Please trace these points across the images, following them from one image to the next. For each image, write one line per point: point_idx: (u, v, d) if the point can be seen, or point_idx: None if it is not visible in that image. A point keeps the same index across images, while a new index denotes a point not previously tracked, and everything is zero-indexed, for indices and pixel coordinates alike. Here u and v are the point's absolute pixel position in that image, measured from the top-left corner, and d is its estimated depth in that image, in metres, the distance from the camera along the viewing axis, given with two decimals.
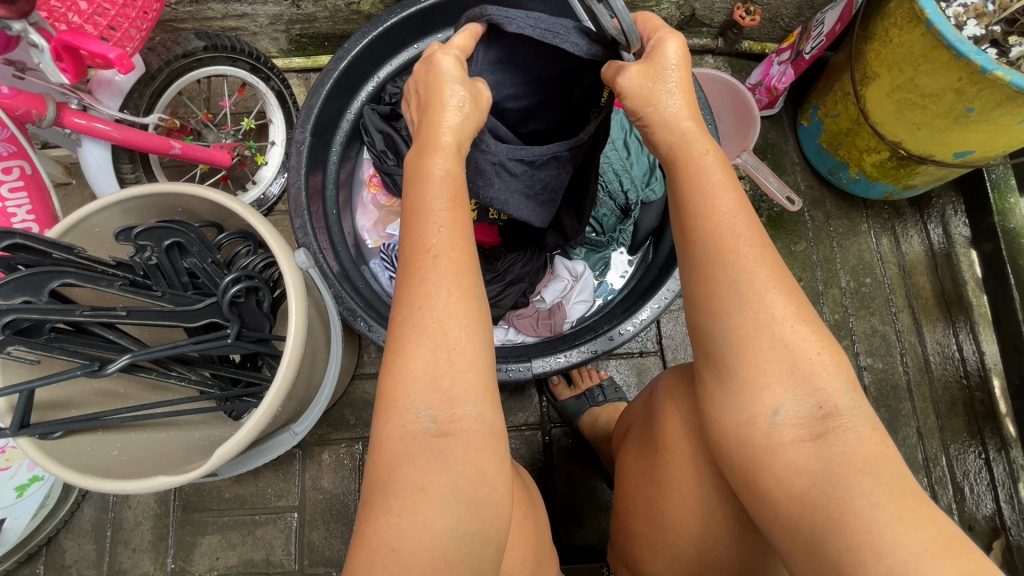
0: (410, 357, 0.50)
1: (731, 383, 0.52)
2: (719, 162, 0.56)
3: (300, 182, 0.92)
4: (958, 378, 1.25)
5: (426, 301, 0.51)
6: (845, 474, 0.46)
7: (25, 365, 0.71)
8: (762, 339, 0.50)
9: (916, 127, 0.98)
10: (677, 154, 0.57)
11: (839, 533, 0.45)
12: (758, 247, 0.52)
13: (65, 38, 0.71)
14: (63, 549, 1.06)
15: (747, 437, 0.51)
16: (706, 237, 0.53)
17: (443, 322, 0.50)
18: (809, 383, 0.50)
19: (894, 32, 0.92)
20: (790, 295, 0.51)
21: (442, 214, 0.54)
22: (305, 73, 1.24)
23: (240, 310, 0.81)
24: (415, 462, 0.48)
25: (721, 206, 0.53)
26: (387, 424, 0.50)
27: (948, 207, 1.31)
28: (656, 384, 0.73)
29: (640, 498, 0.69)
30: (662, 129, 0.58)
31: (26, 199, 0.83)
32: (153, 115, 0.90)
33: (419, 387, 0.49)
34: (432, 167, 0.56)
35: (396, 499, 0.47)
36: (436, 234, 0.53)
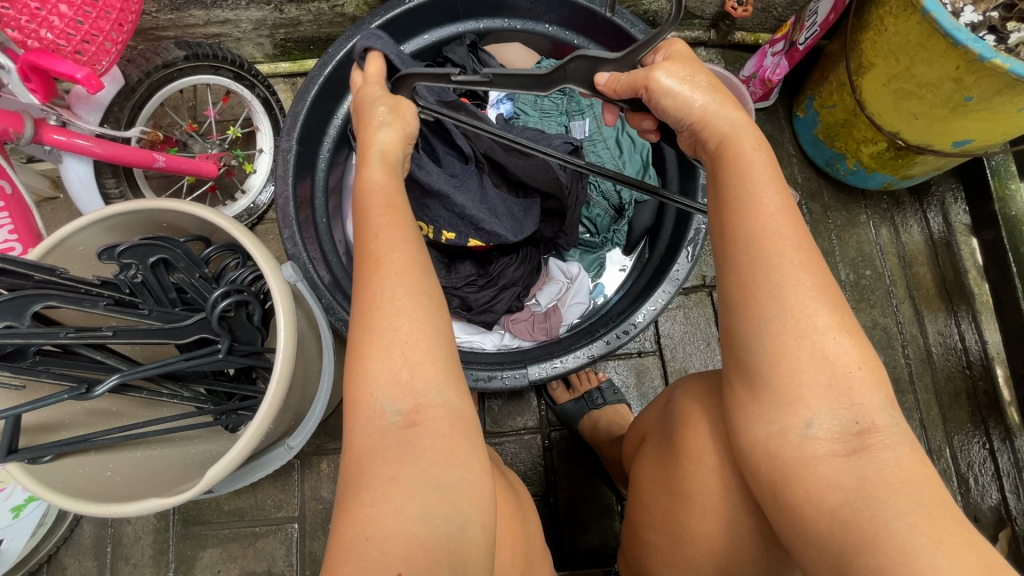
0: (372, 357, 0.49)
1: (763, 393, 0.51)
2: (767, 158, 0.54)
3: (287, 193, 0.91)
4: (961, 368, 1.24)
5: (379, 303, 0.50)
6: (882, 492, 0.45)
7: (12, 390, 0.69)
8: (800, 351, 0.49)
9: (914, 117, 0.96)
10: (729, 151, 0.55)
11: (871, 553, 0.44)
12: (802, 249, 0.50)
13: (31, 58, 0.71)
14: (63, 567, 1.05)
15: (777, 449, 0.50)
16: (750, 239, 0.51)
17: (398, 319, 0.50)
18: (845, 398, 0.48)
19: (889, 20, 0.90)
20: (834, 306, 0.50)
21: (380, 220, 0.55)
22: (291, 78, 1.22)
23: (231, 323, 0.80)
24: (388, 454, 0.47)
25: (769, 207, 0.51)
26: (359, 423, 0.49)
27: (949, 195, 1.29)
28: (674, 392, 0.73)
29: (655, 509, 0.68)
30: (716, 120, 0.57)
31: (7, 219, 0.82)
32: (135, 128, 0.89)
33: (381, 381, 0.49)
34: (367, 179, 0.58)
35: (370, 491, 0.46)
36: (376, 240, 0.53)
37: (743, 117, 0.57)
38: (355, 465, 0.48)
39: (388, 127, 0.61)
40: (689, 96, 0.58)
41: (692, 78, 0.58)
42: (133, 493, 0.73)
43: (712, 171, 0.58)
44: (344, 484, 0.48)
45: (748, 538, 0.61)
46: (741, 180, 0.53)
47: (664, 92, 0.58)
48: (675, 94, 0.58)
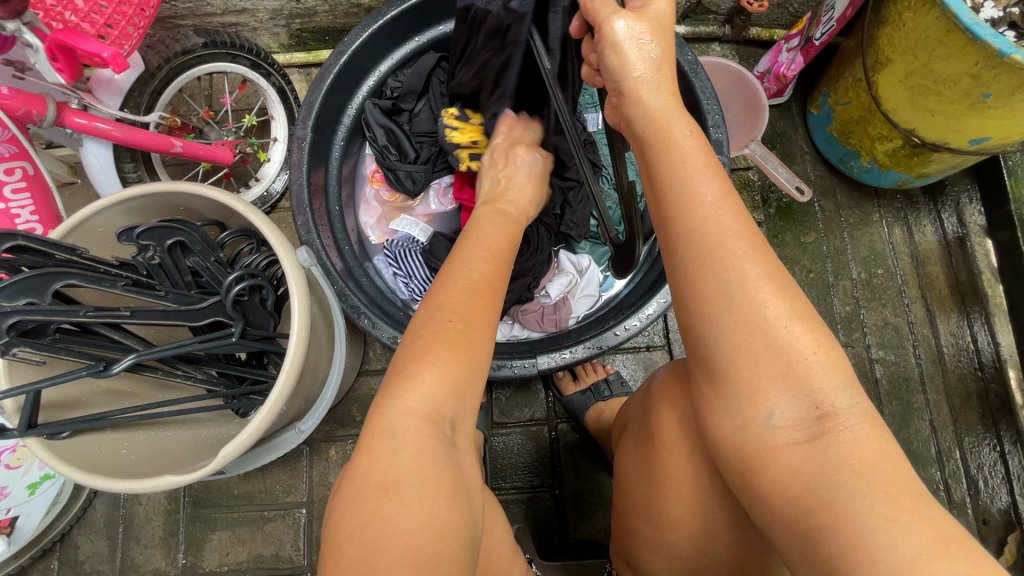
0: (433, 351, 0.53)
1: (725, 390, 0.52)
2: (700, 143, 0.56)
3: (301, 180, 0.91)
4: (972, 370, 1.23)
5: (454, 302, 0.58)
6: (838, 476, 0.45)
7: (33, 366, 0.71)
8: (754, 343, 0.50)
9: (931, 114, 0.95)
10: (660, 137, 0.56)
11: (831, 537, 0.44)
12: (748, 241, 0.51)
13: (59, 37, 0.72)
14: (76, 545, 1.07)
15: (743, 441, 0.52)
16: (691, 236, 0.52)
17: (468, 325, 0.56)
18: (802, 386, 0.49)
19: (907, 16, 0.89)
20: (783, 292, 0.50)
21: (491, 252, 0.67)
22: (306, 68, 1.23)
23: (245, 308, 0.81)
24: (447, 466, 0.50)
25: (706, 197, 0.52)
26: (418, 415, 0.51)
27: (963, 195, 1.28)
28: (651, 383, 0.74)
29: (635, 493, 0.69)
30: (648, 100, 0.58)
31: (29, 200, 0.83)
32: (154, 113, 0.90)
33: (438, 378, 0.52)
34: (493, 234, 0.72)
35: (438, 505, 0.47)
36: (482, 259, 0.65)
37: (671, 101, 0.58)
38: (412, 460, 0.49)
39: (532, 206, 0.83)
40: (631, 60, 0.58)
41: (644, 44, 0.58)
42: (149, 472, 0.74)
43: (643, 160, 0.59)
44: (403, 474, 0.48)
45: (724, 524, 0.61)
46: (679, 169, 0.54)
47: (614, 44, 0.58)
48: (619, 66, 0.58)
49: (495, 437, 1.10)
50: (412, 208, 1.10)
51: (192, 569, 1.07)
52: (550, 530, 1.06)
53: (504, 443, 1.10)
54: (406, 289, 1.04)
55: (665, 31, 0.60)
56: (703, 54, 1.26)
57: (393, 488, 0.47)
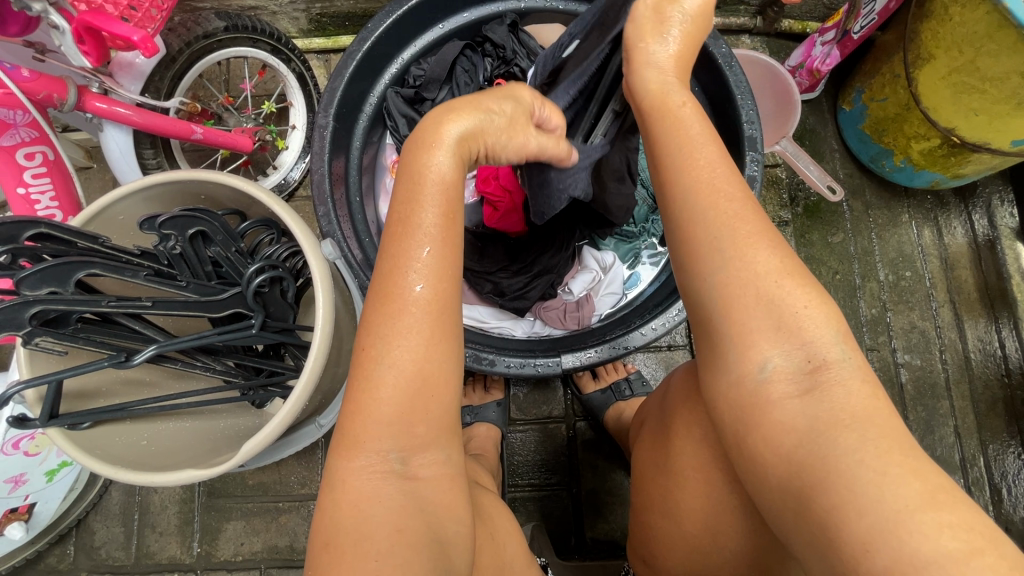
0: (376, 394, 0.46)
1: (720, 345, 0.50)
2: (697, 114, 0.53)
3: (323, 168, 0.89)
4: (999, 376, 1.20)
5: (399, 332, 0.46)
6: (829, 430, 0.44)
7: (54, 356, 0.70)
8: (748, 299, 0.47)
9: (973, 112, 0.92)
10: (657, 106, 0.54)
11: (823, 492, 0.42)
12: (739, 203, 0.49)
13: (86, 19, 0.69)
14: (92, 531, 1.07)
15: (736, 398, 0.49)
16: (687, 186, 0.50)
17: (416, 361, 0.46)
18: (795, 337, 0.47)
19: (955, 10, 0.85)
20: (783, 255, 0.48)
21: (430, 234, 0.46)
22: (325, 54, 1.20)
23: (265, 299, 0.79)
24: (394, 501, 0.46)
25: (701, 159, 0.51)
26: (354, 460, 0.47)
27: (995, 196, 1.24)
28: (669, 384, 0.71)
29: (653, 490, 0.68)
30: (645, 71, 0.55)
31: (49, 185, 0.82)
32: (175, 99, 0.88)
33: (388, 427, 0.46)
34: (433, 168, 0.47)
35: (379, 543, 0.44)
36: (422, 258, 0.46)
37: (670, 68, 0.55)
38: (351, 507, 0.46)
39: (494, 118, 0.50)
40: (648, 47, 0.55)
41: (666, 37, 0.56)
42: (168, 464, 0.73)
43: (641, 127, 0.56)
44: (340, 525, 0.46)
45: (732, 507, 0.59)
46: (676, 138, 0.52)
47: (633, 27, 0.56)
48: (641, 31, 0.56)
49: (513, 434, 1.08)
50: None
51: (206, 558, 1.07)
52: (566, 528, 1.05)
53: (521, 440, 1.08)
54: None
55: (695, 31, 0.57)
56: (732, 46, 1.22)
57: (333, 542, 0.45)
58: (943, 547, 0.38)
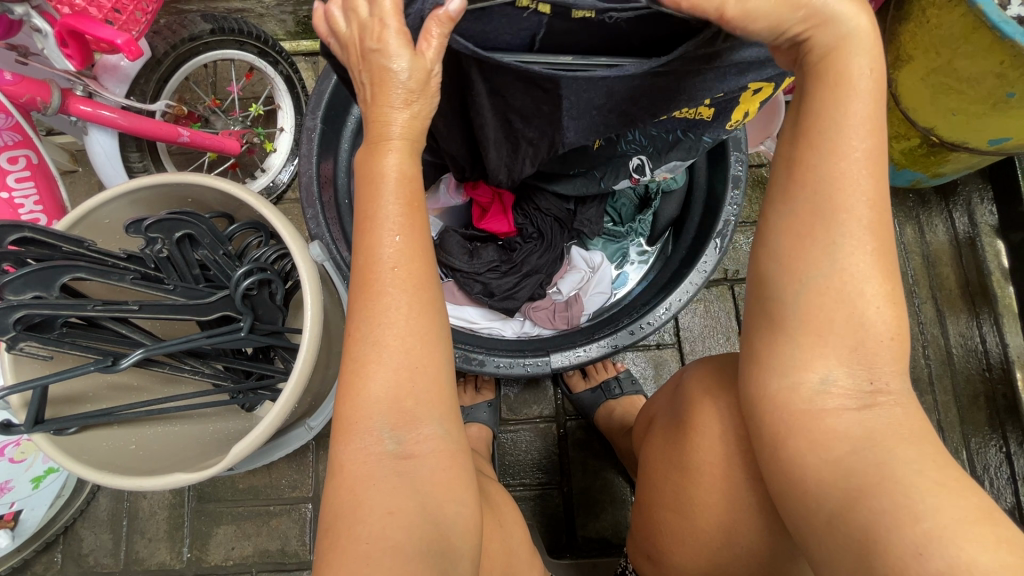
0: (370, 376, 0.48)
1: (779, 343, 0.52)
2: (874, 91, 0.47)
3: (311, 171, 0.90)
4: (980, 371, 1.22)
5: (383, 316, 0.47)
6: (890, 444, 0.48)
7: (39, 361, 0.70)
8: (836, 309, 0.49)
9: (951, 113, 0.94)
10: (832, 73, 0.47)
11: (879, 497, 0.46)
12: (871, 212, 0.48)
13: (68, 22, 0.69)
14: (79, 538, 1.06)
15: (786, 400, 0.51)
16: (819, 186, 0.48)
17: (405, 339, 0.47)
18: (868, 362, 0.49)
19: (932, 13, 0.87)
20: (885, 273, 0.49)
21: (395, 221, 0.47)
22: (313, 57, 1.20)
23: (253, 302, 0.79)
24: (385, 483, 0.49)
25: (851, 154, 0.47)
26: (349, 443, 0.49)
27: (975, 195, 1.27)
28: (681, 377, 0.73)
29: (662, 487, 0.68)
30: (828, 30, 0.46)
31: (33, 189, 0.82)
32: (161, 102, 0.88)
33: (382, 408, 0.48)
34: (382, 169, 0.47)
35: (369, 526, 0.47)
36: (392, 246, 0.47)
37: (864, 25, 0.46)
38: (348, 492, 0.49)
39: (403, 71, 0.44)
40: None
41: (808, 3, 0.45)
42: (161, 468, 0.73)
43: (800, 91, 0.50)
44: (337, 509, 0.48)
45: (752, 506, 0.60)
46: (829, 116, 0.47)
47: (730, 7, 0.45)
48: (770, 13, 0.45)
49: (504, 434, 1.09)
50: None
51: (196, 563, 1.07)
52: (559, 526, 1.06)
53: (513, 440, 1.09)
54: None
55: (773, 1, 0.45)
56: None
57: (334, 527, 0.48)
58: (999, 559, 0.41)
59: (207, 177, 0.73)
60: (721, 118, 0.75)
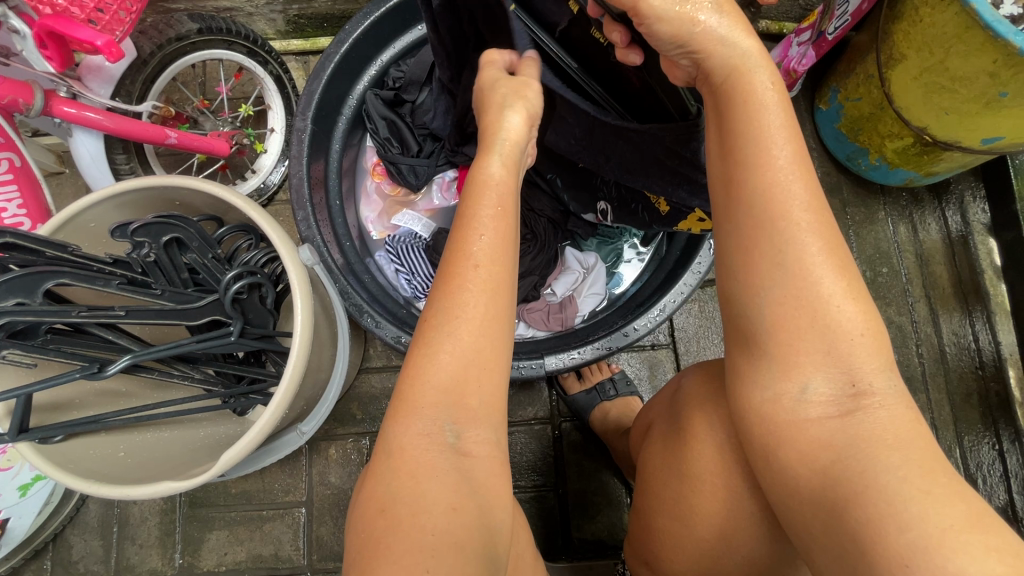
0: (436, 364, 0.50)
1: (760, 361, 0.53)
2: (780, 102, 0.52)
3: (301, 172, 0.88)
4: (973, 369, 1.23)
5: (461, 308, 0.51)
6: (874, 450, 0.47)
7: (22, 369, 0.68)
8: (801, 318, 0.50)
9: (944, 112, 0.94)
10: (739, 92, 0.53)
11: (861, 506, 0.45)
12: (811, 213, 0.50)
13: (48, 23, 0.69)
14: (69, 546, 1.05)
15: (771, 412, 0.52)
16: (754, 199, 0.51)
17: (476, 337, 0.51)
18: (842, 363, 0.50)
19: (925, 11, 0.87)
20: (841, 271, 0.50)
21: (489, 224, 0.54)
22: (304, 56, 1.19)
23: (243, 306, 0.78)
24: (447, 476, 0.48)
25: (778, 160, 0.51)
26: (410, 428, 0.50)
27: (967, 193, 1.27)
28: (679, 382, 0.72)
29: (661, 495, 0.67)
30: (721, 53, 0.54)
31: (16, 193, 0.80)
32: (147, 103, 0.87)
33: (444, 397, 0.50)
34: (488, 173, 0.58)
35: (430, 518, 0.46)
36: (480, 245, 0.53)
37: (753, 46, 0.54)
38: (407, 475, 0.48)
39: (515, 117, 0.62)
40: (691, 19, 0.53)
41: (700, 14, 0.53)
42: (151, 476, 0.72)
43: (716, 114, 0.55)
44: (394, 492, 0.47)
45: (751, 511, 0.60)
46: (754, 127, 0.51)
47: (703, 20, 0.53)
48: (672, 20, 0.53)
49: None
50: (414, 202, 1.07)
51: (189, 569, 1.05)
52: (554, 528, 1.05)
53: (508, 442, 1.08)
54: (408, 286, 1.02)
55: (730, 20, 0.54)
56: None
57: (388, 509, 0.47)
58: (987, 566, 0.40)
59: (190, 180, 0.72)
60: (671, 218, 0.88)
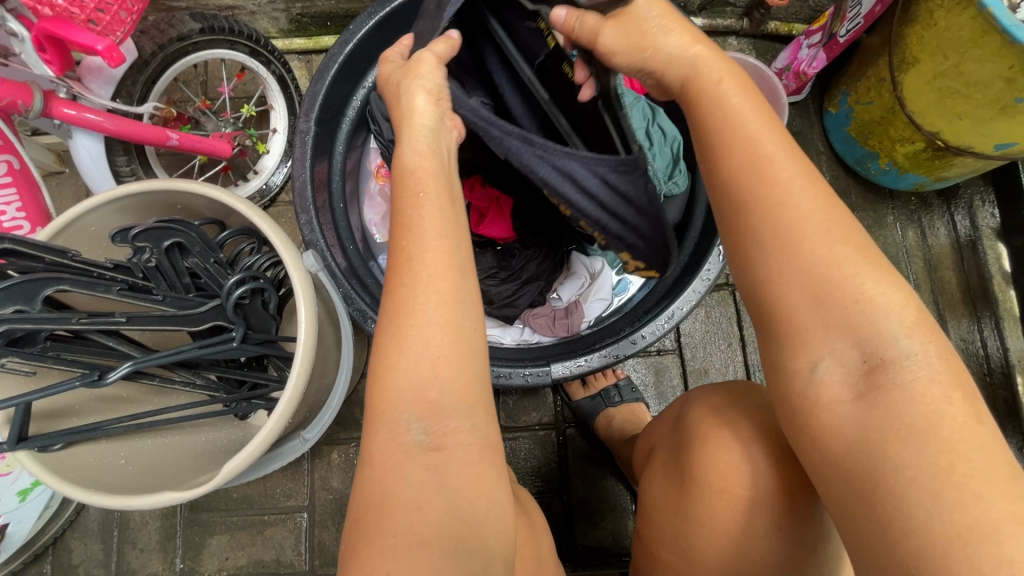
0: (397, 366, 0.48)
1: (773, 338, 0.52)
2: (737, 88, 0.54)
3: (304, 175, 0.87)
4: (981, 375, 1.22)
5: (409, 307, 0.49)
6: (886, 444, 0.45)
7: (21, 376, 0.67)
8: (806, 293, 0.49)
9: (958, 117, 0.92)
10: (698, 91, 0.55)
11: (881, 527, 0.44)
12: (800, 188, 0.50)
13: (47, 28, 0.68)
14: (69, 549, 1.04)
15: (786, 387, 0.52)
16: (740, 185, 0.51)
17: (424, 329, 0.48)
18: (853, 332, 0.48)
19: (940, 15, 0.86)
20: (845, 233, 0.49)
21: (423, 217, 0.51)
22: (307, 55, 1.17)
23: (245, 311, 0.76)
24: (416, 474, 0.47)
25: (753, 142, 0.51)
26: (380, 433, 0.48)
27: (977, 197, 1.26)
28: (686, 399, 0.71)
29: (666, 511, 0.66)
30: (674, 63, 0.57)
31: (15, 196, 0.79)
32: (148, 104, 0.85)
33: (408, 396, 0.48)
34: (406, 166, 0.55)
35: (402, 517, 0.45)
36: (418, 236, 0.50)
37: (702, 50, 0.56)
38: (378, 485, 0.47)
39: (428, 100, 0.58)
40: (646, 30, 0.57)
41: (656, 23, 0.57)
42: (151, 484, 0.71)
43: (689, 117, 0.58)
44: (366, 500, 0.47)
45: (767, 529, 0.59)
46: (721, 122, 0.53)
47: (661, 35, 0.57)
48: (625, 51, 0.58)
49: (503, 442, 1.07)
50: None
51: (189, 573, 1.05)
52: (558, 536, 1.04)
53: (512, 447, 1.07)
54: None
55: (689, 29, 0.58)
56: (720, 48, 1.22)
57: (364, 514, 0.46)
58: None
59: (190, 182, 0.70)
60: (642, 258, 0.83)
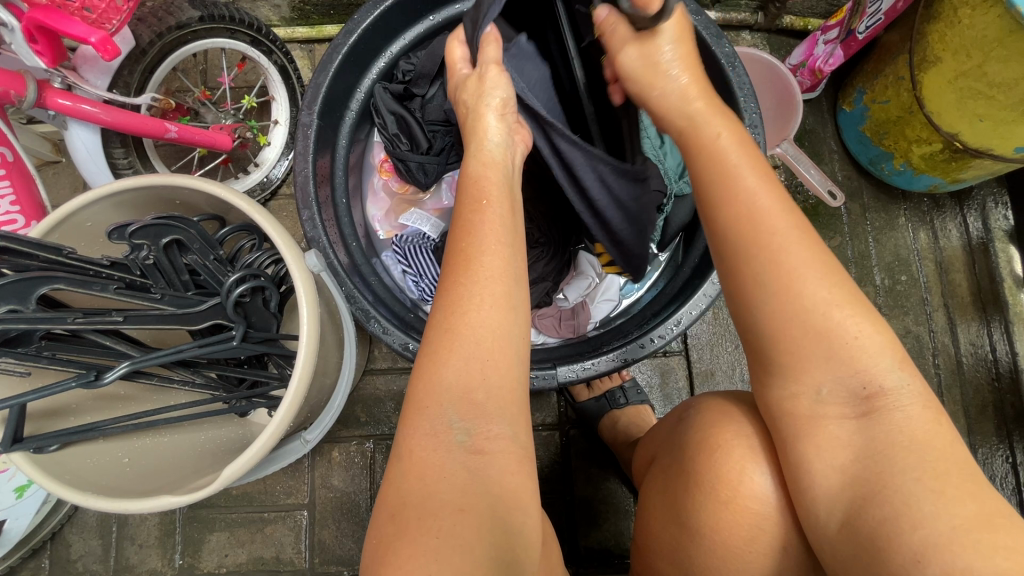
0: (444, 367, 0.49)
1: (771, 367, 0.52)
2: (738, 142, 0.55)
3: (307, 169, 0.84)
4: (989, 380, 1.20)
5: (467, 304, 0.50)
6: (890, 452, 0.47)
7: (16, 377, 0.66)
8: (803, 324, 0.49)
9: (978, 119, 0.90)
10: (696, 136, 0.57)
11: (900, 551, 0.43)
12: (790, 226, 0.51)
13: (37, 16, 0.66)
14: (68, 544, 1.03)
15: (789, 408, 0.52)
16: (730, 224, 0.52)
17: (477, 331, 0.49)
18: (849, 366, 0.49)
19: (964, 12, 0.83)
20: (830, 272, 0.50)
21: (486, 219, 0.54)
22: (309, 45, 1.14)
23: (246, 310, 0.74)
24: (457, 476, 0.47)
25: (748, 189, 0.52)
26: (417, 429, 0.48)
27: (989, 199, 1.23)
28: (687, 407, 0.70)
29: (663, 520, 0.64)
30: (678, 109, 0.60)
31: (9, 189, 0.77)
32: (146, 95, 0.83)
33: (453, 396, 0.48)
34: (474, 172, 0.60)
35: (436, 521, 0.44)
36: (478, 236, 0.53)
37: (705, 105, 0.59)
38: (416, 479, 0.47)
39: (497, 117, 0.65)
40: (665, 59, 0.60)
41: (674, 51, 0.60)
42: (149, 485, 0.69)
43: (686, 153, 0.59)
44: (402, 496, 0.46)
45: (770, 548, 0.56)
46: (713, 164, 0.54)
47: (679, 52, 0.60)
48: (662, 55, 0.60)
49: None
50: (422, 201, 1.05)
51: (189, 570, 1.04)
52: (559, 537, 1.03)
53: None
54: (416, 288, 0.99)
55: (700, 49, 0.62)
56: (732, 42, 1.19)
57: (398, 513, 0.45)
58: None
59: (181, 176, 0.68)
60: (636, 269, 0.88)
